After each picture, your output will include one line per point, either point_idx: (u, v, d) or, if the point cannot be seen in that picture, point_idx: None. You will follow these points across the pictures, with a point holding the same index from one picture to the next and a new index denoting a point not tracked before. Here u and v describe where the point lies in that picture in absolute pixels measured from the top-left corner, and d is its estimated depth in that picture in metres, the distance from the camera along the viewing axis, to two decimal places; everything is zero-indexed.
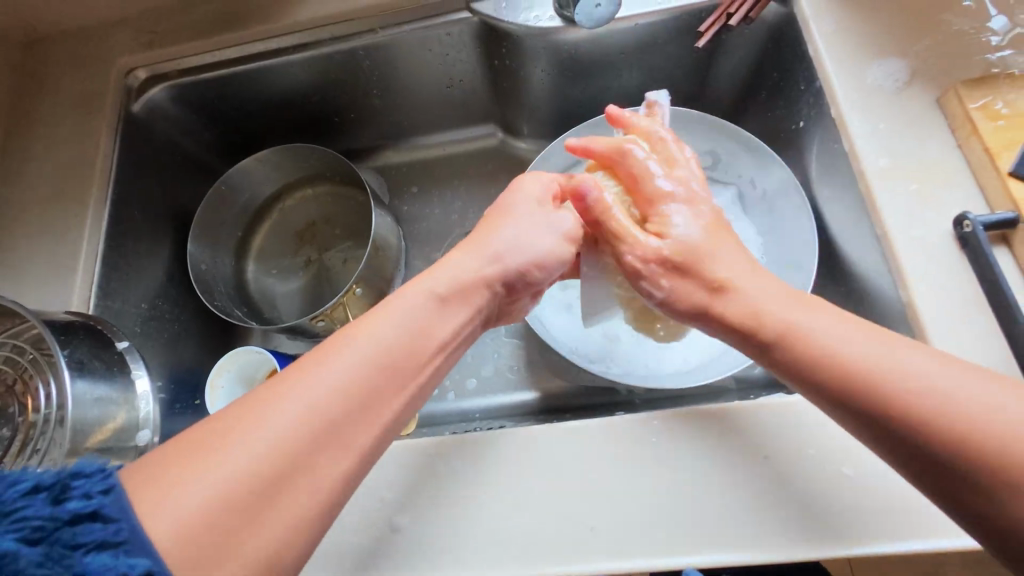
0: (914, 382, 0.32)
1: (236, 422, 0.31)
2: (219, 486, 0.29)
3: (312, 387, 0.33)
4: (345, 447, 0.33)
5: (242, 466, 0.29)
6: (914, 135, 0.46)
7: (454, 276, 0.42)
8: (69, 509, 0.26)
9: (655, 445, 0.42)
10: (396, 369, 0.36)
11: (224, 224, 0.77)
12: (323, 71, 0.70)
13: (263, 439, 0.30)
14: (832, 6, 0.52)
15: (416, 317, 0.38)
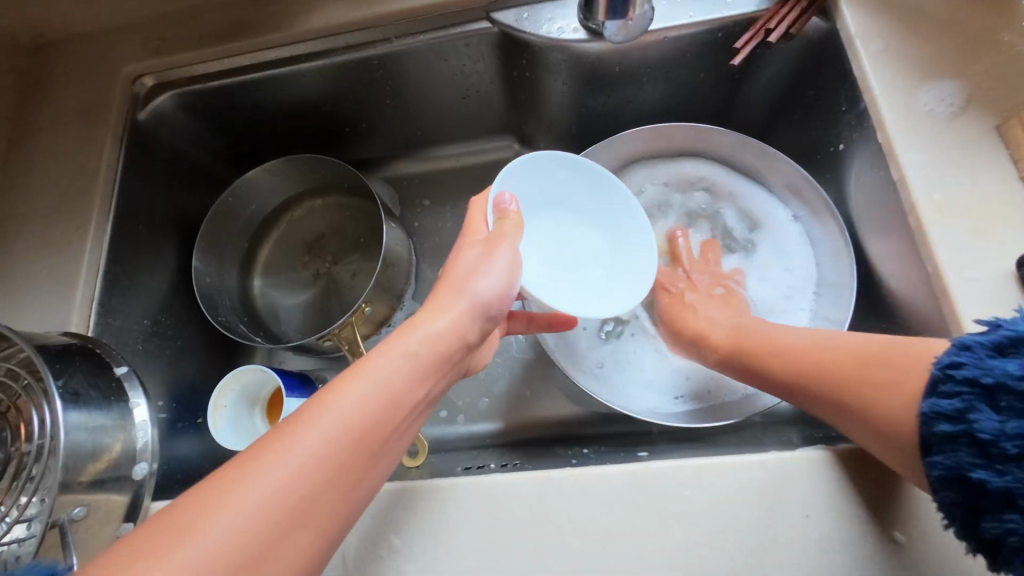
0: (841, 352, 0.41)
1: (195, 514, 0.29)
2: None
3: (274, 469, 0.31)
4: (311, 528, 0.31)
5: (201, 556, 0.27)
6: (971, 166, 0.43)
7: (431, 334, 0.40)
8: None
9: (686, 498, 0.39)
10: (368, 439, 0.34)
11: (230, 236, 0.75)
12: (335, 80, 0.68)
13: (222, 533, 0.28)
14: (880, 23, 0.48)
15: (391, 381, 0.36)
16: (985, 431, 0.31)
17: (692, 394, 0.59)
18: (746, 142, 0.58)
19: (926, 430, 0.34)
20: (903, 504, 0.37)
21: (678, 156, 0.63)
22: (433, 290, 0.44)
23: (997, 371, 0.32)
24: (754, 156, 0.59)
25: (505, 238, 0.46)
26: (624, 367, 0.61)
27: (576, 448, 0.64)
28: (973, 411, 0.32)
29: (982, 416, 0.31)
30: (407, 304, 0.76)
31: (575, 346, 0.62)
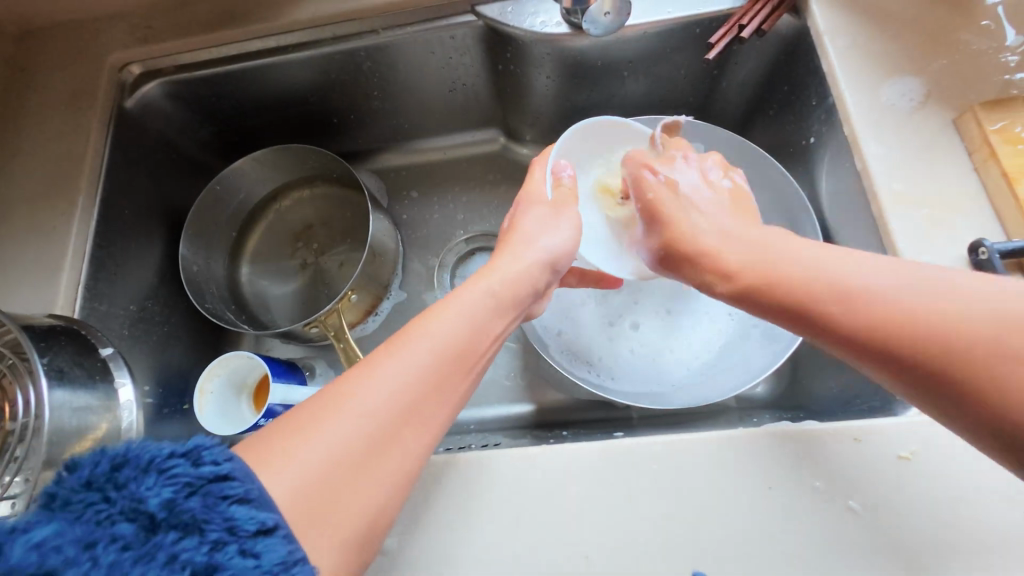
0: (931, 313, 0.31)
1: (330, 402, 0.34)
2: (326, 456, 0.31)
3: (394, 371, 0.36)
4: (423, 425, 0.36)
5: (335, 440, 0.32)
6: (930, 157, 0.45)
7: (507, 278, 0.46)
8: (202, 472, 0.27)
9: (655, 472, 0.41)
10: (460, 361, 0.39)
11: (218, 225, 0.75)
12: (323, 71, 0.69)
13: (359, 415, 0.33)
14: (847, 21, 0.50)
15: (478, 313, 0.42)
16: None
17: (671, 377, 0.60)
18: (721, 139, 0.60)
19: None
20: (861, 477, 0.39)
21: None
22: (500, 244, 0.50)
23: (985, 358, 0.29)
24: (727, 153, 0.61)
25: (566, 204, 0.52)
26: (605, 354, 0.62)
27: (557, 433, 0.66)
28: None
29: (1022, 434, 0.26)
30: (393, 293, 0.77)
31: (556, 333, 0.63)
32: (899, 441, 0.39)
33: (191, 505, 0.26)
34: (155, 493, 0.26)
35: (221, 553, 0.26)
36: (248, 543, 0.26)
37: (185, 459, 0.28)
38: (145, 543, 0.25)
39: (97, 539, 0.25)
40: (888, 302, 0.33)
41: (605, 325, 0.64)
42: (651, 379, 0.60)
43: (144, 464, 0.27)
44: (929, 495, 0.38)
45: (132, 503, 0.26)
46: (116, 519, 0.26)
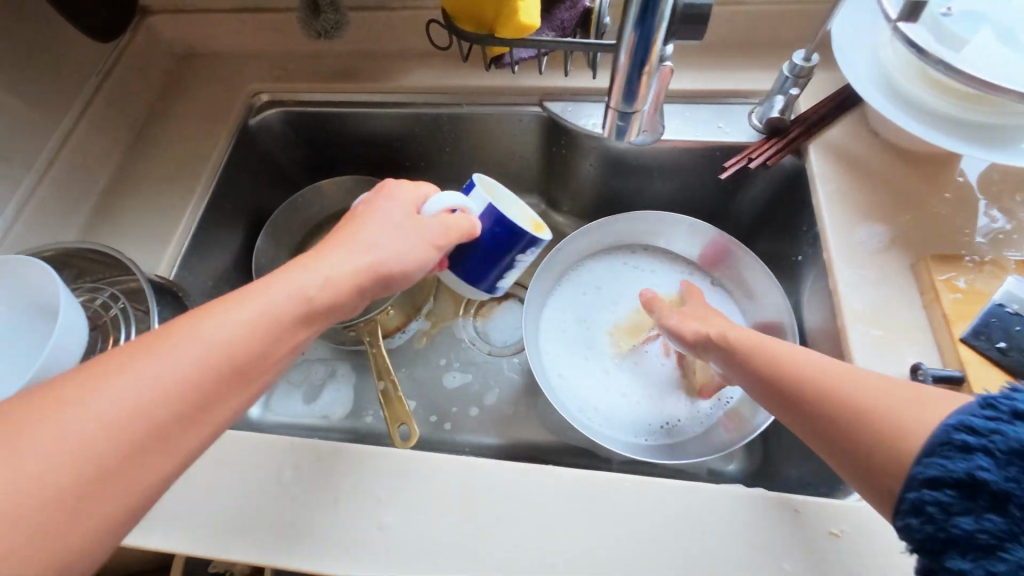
0: (871, 398, 0.40)
1: (132, 356, 0.33)
2: (93, 425, 0.30)
3: (161, 354, 0.34)
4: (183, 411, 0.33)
5: (139, 403, 0.32)
6: (889, 292, 0.54)
7: (287, 295, 0.39)
8: None
9: (624, 505, 0.49)
10: (213, 397, 0.35)
11: (290, 230, 0.87)
12: (409, 126, 0.83)
13: (143, 381, 0.32)
14: (839, 170, 0.62)
15: (234, 339, 0.36)
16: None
17: (653, 436, 0.68)
18: (711, 238, 0.73)
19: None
20: (796, 543, 0.45)
21: (656, 237, 0.77)
22: (331, 244, 0.46)
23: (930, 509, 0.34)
24: (719, 247, 0.73)
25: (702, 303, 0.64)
26: (600, 408, 0.70)
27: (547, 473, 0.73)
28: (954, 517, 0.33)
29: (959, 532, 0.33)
30: (422, 317, 0.89)
31: (561, 378, 0.72)
32: (831, 519, 0.46)
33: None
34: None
35: None
36: None
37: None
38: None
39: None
40: (837, 383, 0.42)
41: (603, 382, 0.72)
42: (634, 436, 0.68)
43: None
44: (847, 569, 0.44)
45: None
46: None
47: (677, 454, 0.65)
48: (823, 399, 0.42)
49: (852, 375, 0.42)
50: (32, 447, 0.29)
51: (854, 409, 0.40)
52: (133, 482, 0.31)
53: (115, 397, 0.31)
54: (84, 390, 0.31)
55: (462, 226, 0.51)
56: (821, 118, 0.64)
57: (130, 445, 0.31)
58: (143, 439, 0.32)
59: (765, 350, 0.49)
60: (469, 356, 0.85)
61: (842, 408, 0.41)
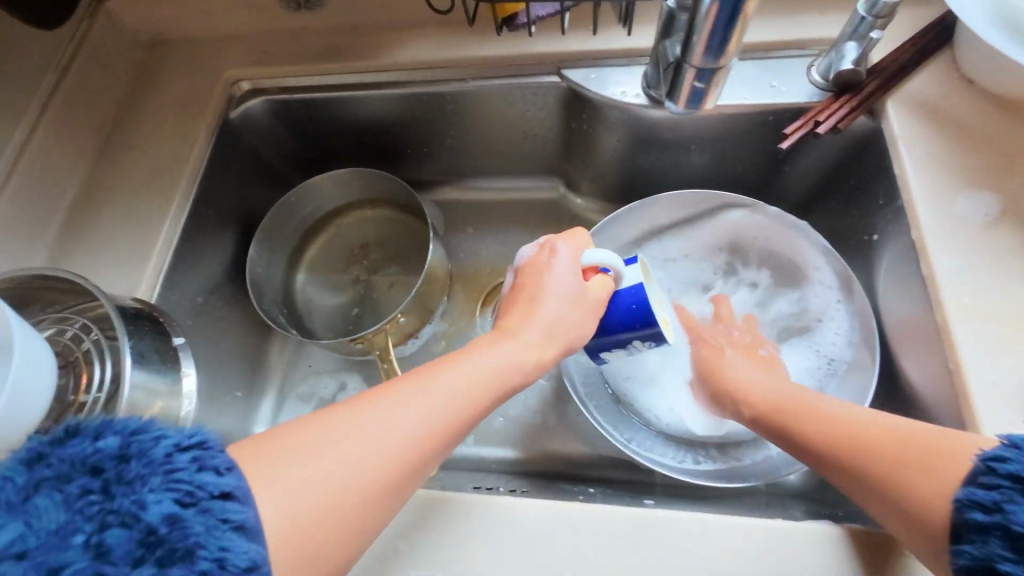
0: (917, 432, 0.39)
1: (384, 402, 0.41)
2: (332, 467, 0.37)
3: (400, 408, 0.41)
4: (381, 467, 0.38)
5: (373, 452, 0.39)
6: (1000, 276, 0.45)
7: (481, 370, 0.46)
8: (206, 483, 0.31)
9: (684, 543, 0.45)
10: (409, 467, 0.40)
11: (286, 233, 0.81)
12: (409, 108, 0.74)
13: (382, 432, 0.39)
14: (924, 130, 0.52)
15: (452, 399, 0.43)
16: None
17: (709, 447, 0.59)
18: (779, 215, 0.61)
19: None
20: None
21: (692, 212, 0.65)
22: (509, 315, 0.51)
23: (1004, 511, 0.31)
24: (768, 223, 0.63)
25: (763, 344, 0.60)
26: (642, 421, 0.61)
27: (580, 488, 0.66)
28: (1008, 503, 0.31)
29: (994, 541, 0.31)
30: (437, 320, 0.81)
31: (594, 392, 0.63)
32: None
33: (159, 508, 0.29)
34: (185, 522, 0.29)
35: (182, 513, 0.30)
36: (206, 503, 0.31)
37: (174, 480, 0.30)
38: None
39: (32, 530, 0.28)
40: (873, 427, 0.41)
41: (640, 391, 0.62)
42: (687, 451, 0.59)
43: (152, 511, 0.29)
44: None
45: (120, 508, 0.29)
46: (77, 560, 0.27)
47: (738, 473, 0.57)
48: (867, 453, 0.40)
49: (877, 420, 0.41)
50: (323, 455, 0.37)
51: (915, 457, 0.38)
52: (360, 523, 0.37)
53: (367, 422, 0.40)
54: (352, 415, 0.40)
55: (605, 291, 0.49)
56: (900, 67, 0.54)
57: (360, 488, 0.37)
58: (381, 477, 0.38)
59: (800, 399, 0.48)
60: None
61: (892, 462, 0.38)
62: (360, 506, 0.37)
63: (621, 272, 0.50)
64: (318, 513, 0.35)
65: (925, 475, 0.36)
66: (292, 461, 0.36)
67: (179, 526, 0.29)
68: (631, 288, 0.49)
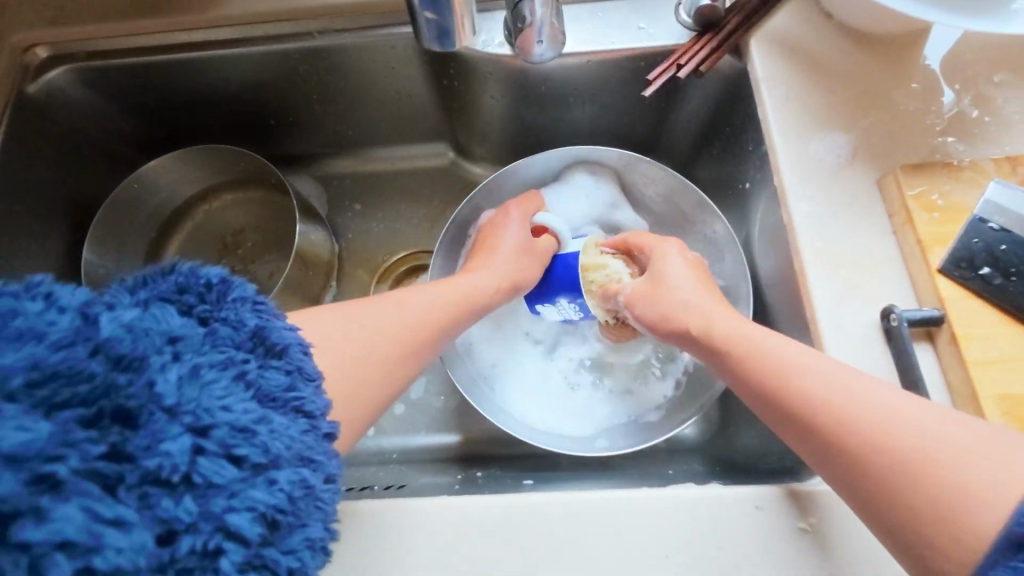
0: (928, 445, 0.32)
1: (381, 302, 0.44)
2: (362, 351, 0.39)
3: (405, 306, 0.45)
4: (396, 368, 0.41)
5: (380, 338, 0.41)
6: (851, 218, 0.44)
7: (468, 287, 0.51)
8: (271, 338, 0.30)
9: (552, 533, 0.40)
10: (423, 341, 0.44)
11: (134, 226, 0.70)
12: (256, 71, 0.65)
13: (381, 326, 0.42)
14: (785, 68, 0.50)
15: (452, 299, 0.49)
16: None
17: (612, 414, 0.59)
18: (653, 173, 0.61)
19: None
20: (756, 544, 0.38)
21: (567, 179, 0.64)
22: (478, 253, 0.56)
23: None
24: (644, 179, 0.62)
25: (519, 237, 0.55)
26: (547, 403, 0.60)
27: (471, 472, 0.61)
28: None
29: None
30: None
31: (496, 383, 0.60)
32: (799, 513, 0.39)
33: (272, 331, 0.30)
34: (285, 356, 0.29)
35: (295, 387, 0.29)
36: (303, 385, 0.29)
37: (259, 320, 0.29)
38: (180, 446, 0.23)
39: (138, 337, 0.24)
40: (864, 421, 0.33)
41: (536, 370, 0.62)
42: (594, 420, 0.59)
43: (259, 354, 0.28)
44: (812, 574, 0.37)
45: (226, 319, 0.29)
46: (223, 388, 0.25)
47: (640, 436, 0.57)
48: (862, 449, 0.33)
49: (872, 400, 0.34)
50: (331, 341, 0.38)
51: (914, 468, 0.31)
52: (366, 398, 0.39)
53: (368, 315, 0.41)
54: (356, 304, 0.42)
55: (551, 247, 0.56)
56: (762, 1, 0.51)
57: (370, 366, 0.39)
58: (381, 366, 0.40)
59: (772, 362, 0.39)
60: None
61: (895, 466, 0.32)
62: (347, 402, 0.37)
63: (564, 238, 0.57)
64: (349, 364, 0.38)
65: (926, 493, 0.31)
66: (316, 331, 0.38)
67: (270, 369, 0.28)
68: (573, 252, 0.56)
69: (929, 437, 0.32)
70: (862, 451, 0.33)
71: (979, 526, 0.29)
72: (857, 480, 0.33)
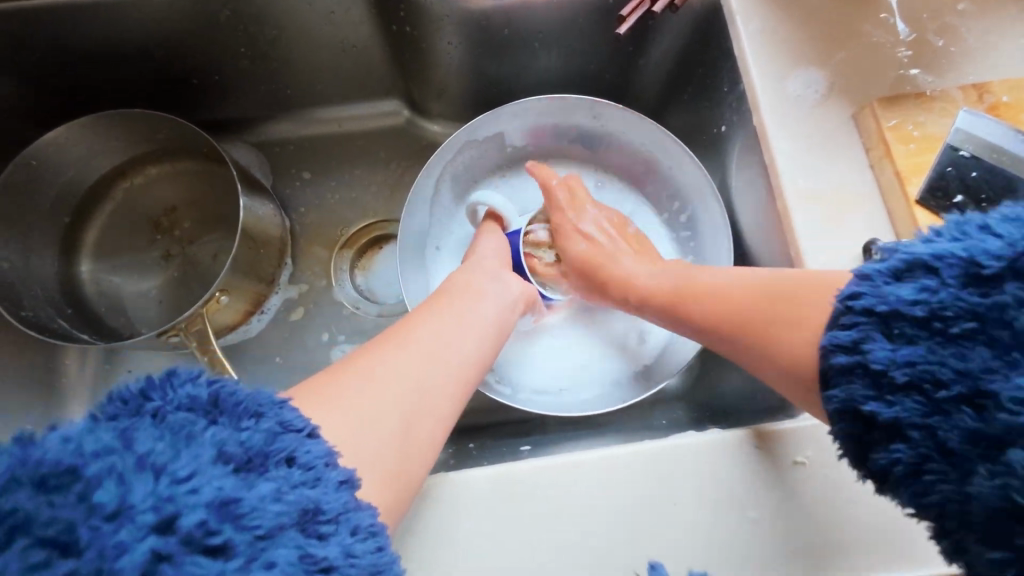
0: (750, 283, 0.40)
1: (401, 335, 0.39)
2: (393, 399, 0.35)
3: (426, 331, 0.40)
4: (438, 409, 0.37)
5: (410, 378, 0.36)
6: (828, 154, 0.44)
7: (476, 295, 0.46)
8: (243, 439, 0.27)
9: (558, 495, 0.39)
10: (462, 367, 0.40)
11: (40, 212, 0.61)
12: (169, 18, 0.56)
13: (411, 363, 0.37)
14: (755, 3, 0.48)
15: (480, 317, 0.45)
16: (949, 372, 0.27)
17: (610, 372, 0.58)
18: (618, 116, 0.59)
19: (825, 361, 0.31)
20: (760, 483, 0.39)
21: (542, 130, 0.61)
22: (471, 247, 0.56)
23: (889, 297, 0.29)
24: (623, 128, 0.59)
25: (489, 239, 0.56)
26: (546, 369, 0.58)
27: (461, 445, 0.58)
28: (868, 342, 0.29)
29: (875, 345, 0.29)
30: (283, 287, 0.69)
31: None
32: (793, 448, 0.39)
33: (237, 398, 0.29)
34: (264, 416, 0.29)
35: (280, 488, 0.26)
36: (293, 478, 0.27)
37: (217, 386, 0.29)
38: (139, 555, 0.21)
39: (84, 495, 0.22)
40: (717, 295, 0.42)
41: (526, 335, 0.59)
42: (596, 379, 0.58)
43: (225, 422, 0.28)
44: (807, 505, 0.38)
45: (181, 435, 0.26)
46: (197, 467, 0.25)
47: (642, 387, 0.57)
48: (730, 324, 0.40)
49: (711, 288, 0.43)
50: (361, 395, 0.34)
51: (763, 317, 0.38)
52: (412, 454, 0.35)
53: (378, 371, 0.36)
54: (365, 358, 0.37)
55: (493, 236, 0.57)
56: None
57: (412, 413, 0.35)
58: (420, 409, 0.36)
59: (664, 289, 0.48)
60: (355, 324, 0.68)
61: (763, 329, 0.37)
62: (396, 457, 0.34)
63: (507, 216, 0.59)
64: (373, 437, 0.33)
65: (776, 322, 0.36)
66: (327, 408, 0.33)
67: (248, 478, 0.26)
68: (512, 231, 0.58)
69: (753, 280, 0.40)
70: (716, 319, 0.42)
71: (809, 348, 0.33)
72: (756, 326, 0.38)
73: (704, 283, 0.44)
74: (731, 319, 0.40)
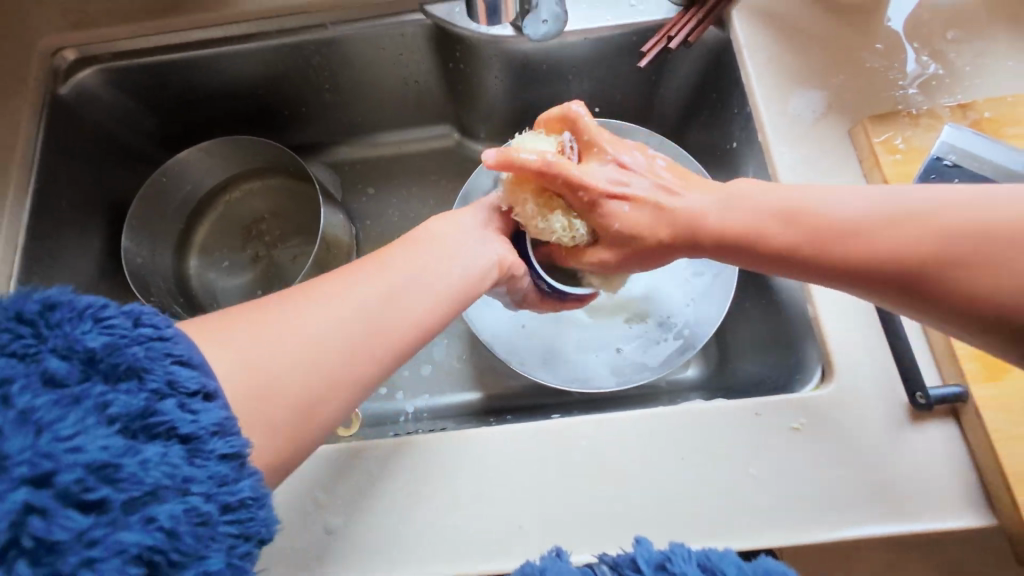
0: (886, 231, 0.38)
1: (341, 274, 0.41)
2: (325, 332, 0.37)
3: (365, 272, 0.41)
4: (373, 340, 0.39)
5: (335, 312, 0.38)
6: (826, 167, 0.50)
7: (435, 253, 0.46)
8: (175, 389, 0.29)
9: (583, 450, 0.46)
10: (398, 304, 0.41)
11: (163, 216, 0.75)
12: (273, 63, 0.69)
13: (340, 300, 0.39)
14: (763, 36, 0.56)
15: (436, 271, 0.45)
16: None
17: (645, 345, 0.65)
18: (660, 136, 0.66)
19: None
20: (759, 447, 0.44)
21: None
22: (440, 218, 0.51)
23: None
24: None
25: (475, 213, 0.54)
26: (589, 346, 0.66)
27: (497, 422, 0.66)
28: None
29: None
30: None
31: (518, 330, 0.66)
32: (792, 415, 0.45)
33: (133, 353, 0.29)
34: (151, 374, 0.29)
35: (207, 437, 0.29)
36: (214, 430, 0.30)
37: (137, 336, 0.29)
38: (75, 475, 0.25)
39: (14, 433, 0.25)
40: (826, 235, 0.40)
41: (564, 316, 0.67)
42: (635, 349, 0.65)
43: (143, 370, 0.29)
44: (803, 466, 0.44)
45: (107, 381, 0.28)
46: (84, 426, 0.26)
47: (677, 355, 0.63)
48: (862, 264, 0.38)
49: (843, 226, 0.40)
50: (288, 333, 0.36)
51: (930, 258, 0.36)
52: (342, 383, 0.37)
53: (315, 335, 0.36)
54: (300, 314, 0.37)
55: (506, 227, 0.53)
56: None
57: (351, 342, 0.38)
58: (350, 339, 0.38)
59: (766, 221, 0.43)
60: None
61: (931, 270, 0.36)
62: (323, 387, 0.36)
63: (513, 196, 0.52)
64: (275, 399, 0.34)
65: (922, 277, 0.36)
66: (226, 357, 0.34)
67: (181, 425, 0.29)
68: None
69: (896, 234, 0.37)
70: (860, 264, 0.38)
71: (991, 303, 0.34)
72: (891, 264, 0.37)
73: (815, 215, 0.41)
74: (868, 258, 0.38)
